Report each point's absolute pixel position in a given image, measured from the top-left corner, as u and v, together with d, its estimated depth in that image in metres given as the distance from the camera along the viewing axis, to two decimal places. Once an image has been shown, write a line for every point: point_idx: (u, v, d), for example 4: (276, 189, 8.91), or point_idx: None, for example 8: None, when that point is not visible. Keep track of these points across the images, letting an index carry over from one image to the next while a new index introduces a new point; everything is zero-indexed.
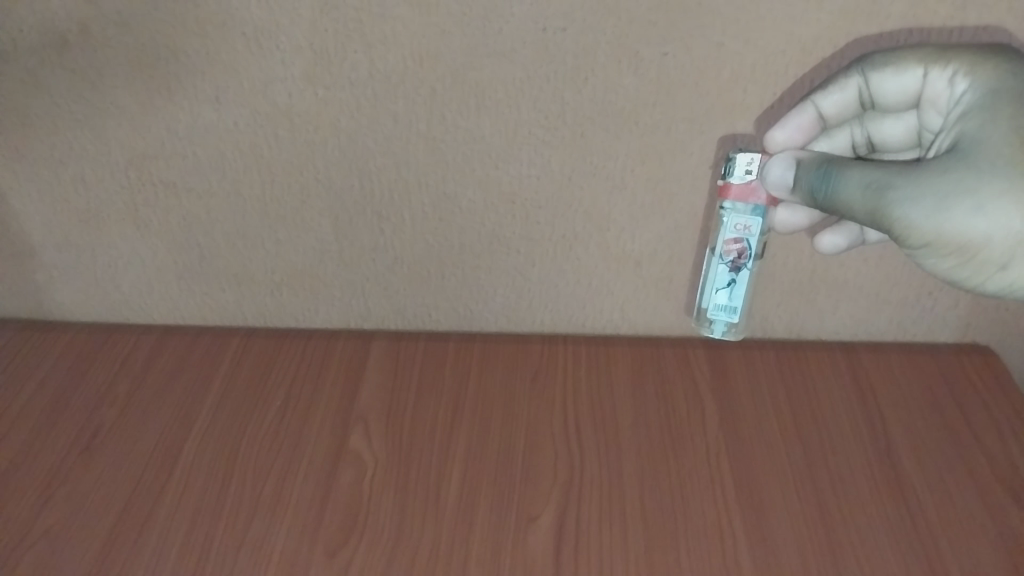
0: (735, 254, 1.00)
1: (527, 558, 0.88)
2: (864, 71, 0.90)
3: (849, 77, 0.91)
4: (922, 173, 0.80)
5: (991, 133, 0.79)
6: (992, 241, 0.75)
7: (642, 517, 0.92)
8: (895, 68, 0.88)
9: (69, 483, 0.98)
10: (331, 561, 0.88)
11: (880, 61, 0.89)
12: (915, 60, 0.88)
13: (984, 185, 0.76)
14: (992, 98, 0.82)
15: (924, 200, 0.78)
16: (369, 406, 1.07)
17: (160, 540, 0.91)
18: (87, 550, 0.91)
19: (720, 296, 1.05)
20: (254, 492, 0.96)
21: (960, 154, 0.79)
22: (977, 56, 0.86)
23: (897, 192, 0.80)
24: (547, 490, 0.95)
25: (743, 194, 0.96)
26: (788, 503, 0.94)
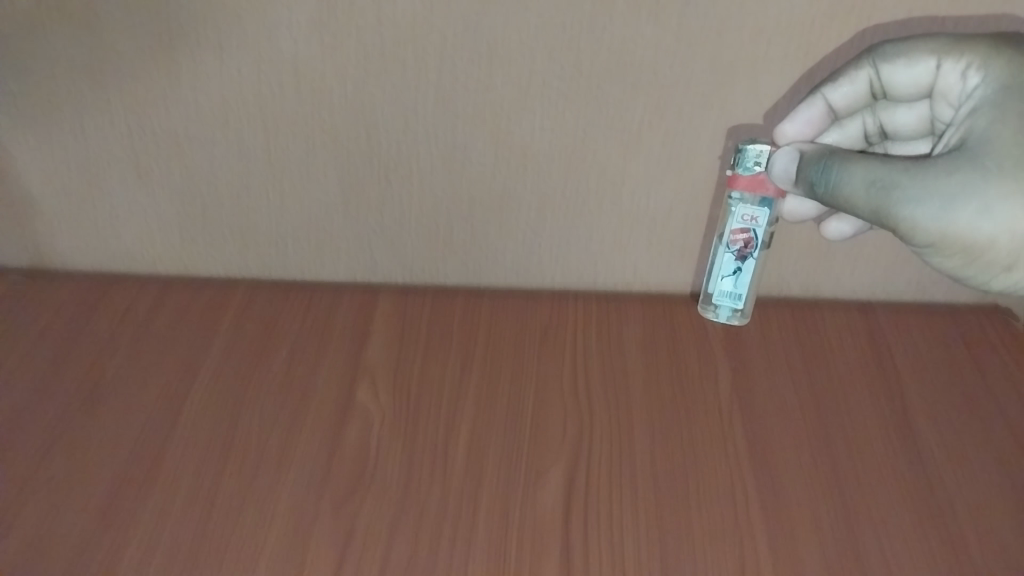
0: (741, 244, 1.00)
1: (536, 513, 0.87)
2: (874, 63, 0.87)
3: (858, 70, 0.88)
4: (929, 173, 0.75)
5: (999, 134, 0.75)
6: (997, 244, 0.73)
7: (653, 474, 0.91)
8: (905, 60, 0.85)
9: (74, 436, 0.97)
10: (338, 514, 0.87)
11: (889, 53, 0.86)
12: (927, 51, 0.84)
13: (991, 189, 0.72)
14: (1003, 94, 0.78)
15: (931, 201, 0.74)
16: (377, 361, 1.05)
17: (166, 489, 0.91)
18: (91, 503, 0.89)
19: (725, 283, 1.04)
20: (261, 444, 0.95)
21: (966, 155, 0.75)
22: (991, 47, 0.81)
23: (904, 193, 0.75)
24: (556, 446, 0.94)
25: (752, 185, 0.94)
26: (799, 462, 0.93)
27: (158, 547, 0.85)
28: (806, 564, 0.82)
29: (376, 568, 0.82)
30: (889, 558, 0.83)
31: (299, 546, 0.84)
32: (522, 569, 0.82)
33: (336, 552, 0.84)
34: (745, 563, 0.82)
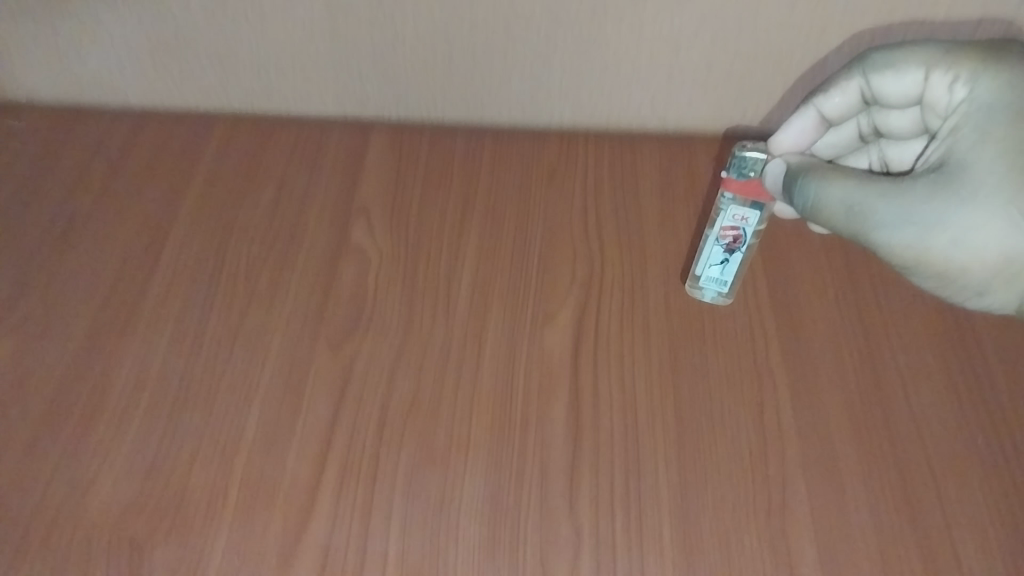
0: (730, 239, 0.82)
1: (544, 356, 0.82)
2: (864, 74, 0.73)
3: (847, 79, 0.74)
4: (908, 195, 0.64)
5: (987, 154, 0.63)
6: (969, 272, 0.63)
7: (668, 318, 0.86)
8: (893, 70, 0.71)
9: (50, 271, 0.90)
10: (334, 356, 0.82)
11: (882, 61, 0.72)
12: (915, 63, 0.70)
13: (972, 220, 0.62)
14: (986, 116, 0.65)
15: (906, 227, 0.63)
16: (372, 200, 0.97)
17: (149, 330, 0.85)
18: (72, 340, 0.84)
19: (710, 270, 0.85)
20: (249, 284, 0.89)
21: (950, 176, 0.64)
22: (985, 57, 0.68)
23: (874, 216, 0.65)
24: (565, 287, 0.88)
25: (746, 191, 0.78)
26: (822, 309, 0.88)
27: (145, 386, 0.80)
28: (825, 411, 0.79)
29: (376, 409, 0.78)
30: (911, 407, 0.80)
31: (294, 387, 0.80)
32: (529, 413, 0.78)
33: (334, 394, 0.79)
34: (763, 409, 0.79)
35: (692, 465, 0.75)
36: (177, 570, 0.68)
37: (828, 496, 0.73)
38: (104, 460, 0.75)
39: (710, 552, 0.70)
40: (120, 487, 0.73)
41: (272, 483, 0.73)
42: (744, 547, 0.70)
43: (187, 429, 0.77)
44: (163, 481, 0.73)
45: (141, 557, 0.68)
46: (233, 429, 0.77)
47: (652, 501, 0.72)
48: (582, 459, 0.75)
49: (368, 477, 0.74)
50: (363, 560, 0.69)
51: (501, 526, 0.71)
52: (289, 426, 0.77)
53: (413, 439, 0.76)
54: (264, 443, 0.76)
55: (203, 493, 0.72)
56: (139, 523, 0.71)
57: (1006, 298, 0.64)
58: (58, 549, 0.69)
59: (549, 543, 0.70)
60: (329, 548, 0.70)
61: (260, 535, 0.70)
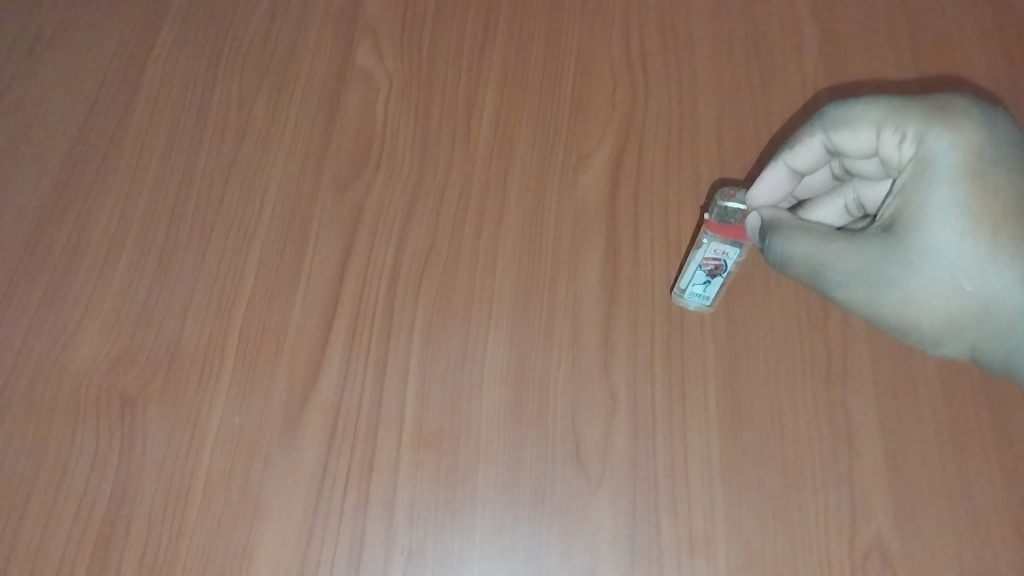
0: (711, 266, 0.63)
1: (578, 200, 0.72)
2: (824, 131, 0.58)
3: (808, 137, 0.60)
4: (866, 250, 0.52)
5: (938, 207, 0.49)
6: (925, 324, 0.51)
7: (719, 157, 0.75)
8: (848, 129, 0.56)
9: (17, 81, 0.78)
10: (341, 196, 0.72)
11: (838, 118, 0.57)
12: (868, 123, 0.56)
13: (922, 286, 0.50)
14: (933, 176, 0.50)
15: (858, 285, 0.52)
16: (379, 11, 0.84)
17: (132, 161, 0.74)
18: (47, 166, 0.73)
19: (694, 286, 0.65)
20: (242, 112, 0.77)
21: (897, 235, 0.51)
22: (934, 114, 0.52)
23: (838, 271, 0.54)
24: (601, 123, 0.77)
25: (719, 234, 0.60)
26: None
27: (131, 223, 0.71)
28: None
29: (389, 257, 0.70)
30: None
31: (297, 230, 0.71)
32: (561, 264, 0.69)
33: (340, 242, 0.70)
34: None
35: (743, 323, 0.67)
36: (176, 428, 0.62)
37: (892, 362, 0.66)
38: (89, 306, 0.67)
39: (759, 420, 0.63)
40: (108, 335, 0.66)
41: (277, 336, 0.66)
42: (796, 417, 0.63)
43: (180, 273, 0.69)
44: (155, 330, 0.66)
45: (135, 412, 0.62)
46: (231, 275, 0.69)
47: (697, 362, 0.65)
48: (620, 314, 0.67)
49: (382, 331, 0.66)
50: (379, 420, 0.63)
51: (529, 387, 0.64)
52: (293, 273, 0.69)
53: (431, 289, 0.68)
54: (266, 292, 0.68)
55: (200, 345, 0.65)
56: (132, 376, 0.64)
57: (964, 350, 0.51)
58: (45, 401, 0.63)
59: (582, 406, 0.64)
60: (341, 407, 0.63)
61: (265, 392, 0.64)
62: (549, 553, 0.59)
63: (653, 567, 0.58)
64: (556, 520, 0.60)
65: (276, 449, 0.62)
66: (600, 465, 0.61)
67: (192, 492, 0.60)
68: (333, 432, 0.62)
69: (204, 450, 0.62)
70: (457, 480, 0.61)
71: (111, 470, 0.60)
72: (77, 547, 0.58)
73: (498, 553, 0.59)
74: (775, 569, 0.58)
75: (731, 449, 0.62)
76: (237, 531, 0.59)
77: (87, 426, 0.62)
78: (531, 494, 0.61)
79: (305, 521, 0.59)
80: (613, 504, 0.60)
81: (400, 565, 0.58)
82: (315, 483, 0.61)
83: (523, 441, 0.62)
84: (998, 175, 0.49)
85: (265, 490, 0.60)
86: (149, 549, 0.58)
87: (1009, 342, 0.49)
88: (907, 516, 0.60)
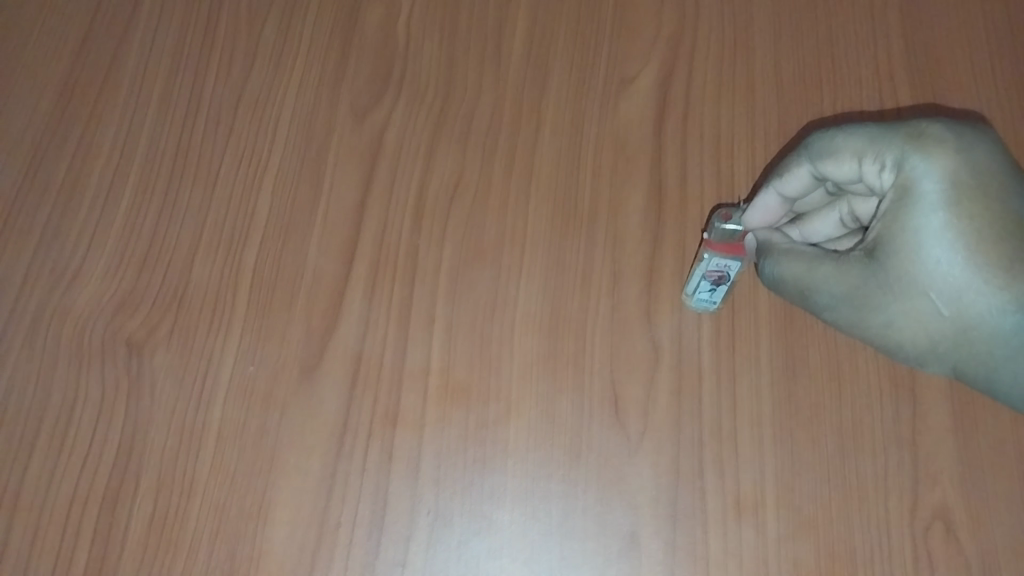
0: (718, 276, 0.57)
1: (619, 131, 0.66)
2: (811, 162, 0.55)
3: (795, 166, 0.56)
4: (853, 275, 0.52)
5: (923, 235, 0.49)
6: (908, 349, 0.52)
7: (776, 83, 0.68)
8: (832, 159, 0.54)
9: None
10: (360, 124, 0.66)
11: (823, 147, 0.54)
12: (851, 153, 0.53)
13: (907, 311, 0.50)
14: (910, 205, 0.50)
15: (846, 308, 0.53)
16: None
17: (134, 85, 0.68)
18: (44, 86, 0.68)
19: (704, 288, 0.58)
20: (252, 30, 0.70)
21: (880, 261, 0.51)
22: (912, 142, 0.51)
23: (827, 295, 0.54)
24: (646, 43, 0.69)
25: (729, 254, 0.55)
26: (973, 76, 0.69)
27: (134, 153, 0.66)
28: None
29: (413, 192, 0.64)
30: None
31: (313, 162, 0.65)
32: (599, 202, 0.64)
33: (359, 176, 0.65)
34: None
35: None
36: (186, 377, 0.58)
37: None
38: (92, 242, 0.62)
39: (815, 376, 0.58)
40: (113, 275, 0.61)
41: (292, 278, 0.61)
42: (855, 373, 0.58)
43: (188, 208, 0.64)
44: (162, 270, 0.62)
45: (142, 360, 0.59)
46: (243, 210, 0.64)
47: (748, 312, 0.60)
48: (664, 258, 0.62)
49: (406, 274, 0.61)
50: (402, 371, 0.58)
51: (564, 336, 0.59)
52: (309, 209, 0.64)
53: (458, 228, 0.63)
54: (279, 230, 0.63)
55: (210, 287, 0.61)
56: (138, 319, 0.60)
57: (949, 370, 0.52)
58: (48, 344, 0.59)
59: (622, 358, 0.59)
60: (362, 356, 0.59)
61: (280, 339, 0.59)
62: (585, 516, 0.55)
63: (696, 533, 0.54)
64: (592, 482, 0.56)
65: (292, 400, 0.58)
66: (640, 422, 0.57)
67: (203, 445, 0.57)
68: (353, 383, 0.58)
69: (216, 401, 0.58)
70: (486, 437, 0.57)
71: (119, 419, 0.57)
72: (86, 499, 0.55)
73: (530, 516, 0.55)
74: (828, 537, 0.54)
75: (783, 407, 0.57)
76: (252, 488, 0.56)
77: (92, 372, 0.58)
78: (566, 452, 0.56)
79: (324, 477, 0.56)
80: (655, 466, 0.56)
81: (425, 527, 0.55)
82: (334, 437, 0.57)
83: (558, 396, 0.58)
84: (980, 199, 0.49)
85: (281, 444, 0.57)
86: (161, 504, 0.55)
87: (991, 365, 0.50)
88: (975, 483, 0.56)
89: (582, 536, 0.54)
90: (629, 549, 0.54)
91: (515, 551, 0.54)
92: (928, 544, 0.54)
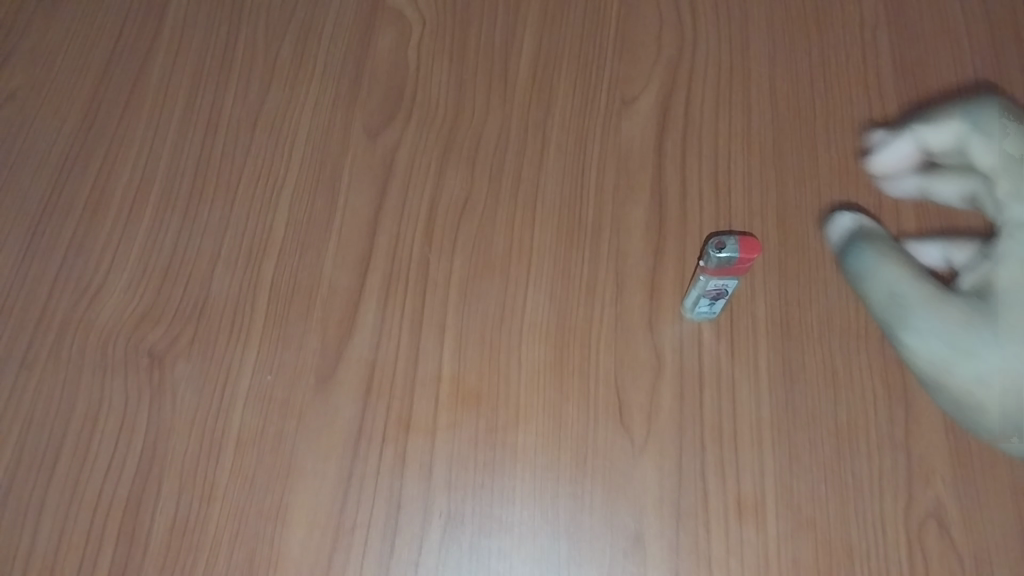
0: (715, 292, 0.59)
1: (621, 148, 0.69)
2: (970, 123, 0.65)
3: (949, 118, 0.66)
4: (955, 313, 0.58)
5: None
6: (977, 392, 0.57)
7: (771, 101, 0.71)
8: (986, 131, 0.64)
9: (35, 18, 0.74)
10: (373, 144, 0.69)
11: (985, 124, 0.64)
12: (1010, 146, 0.63)
13: (992, 360, 0.56)
14: None
15: (948, 342, 0.57)
16: None
17: (156, 107, 0.71)
18: (69, 110, 0.71)
19: (703, 304, 0.60)
20: (269, 54, 0.73)
21: (1001, 305, 0.57)
22: None
23: (940, 332, 0.58)
24: (647, 65, 0.72)
25: (729, 272, 0.57)
26: (959, 94, 0.72)
27: (156, 172, 0.68)
28: None
29: (424, 208, 0.67)
30: None
31: (328, 179, 0.68)
32: (603, 216, 0.66)
33: (373, 192, 0.67)
34: (882, 215, 0.66)
35: (796, 280, 0.64)
36: (206, 385, 0.61)
37: None
38: (115, 259, 0.65)
39: (812, 382, 0.60)
40: (135, 289, 0.64)
41: (308, 290, 0.64)
42: (851, 379, 0.60)
43: (207, 225, 0.66)
44: (182, 284, 0.64)
45: (164, 369, 0.61)
46: (261, 226, 0.66)
47: (747, 320, 0.62)
48: (665, 270, 0.64)
49: (417, 286, 0.64)
50: (414, 378, 0.61)
51: (570, 345, 0.62)
52: (324, 224, 0.66)
53: (468, 242, 0.65)
54: (296, 244, 0.65)
55: (229, 300, 0.63)
56: (160, 331, 0.62)
57: (1000, 429, 0.57)
58: (73, 356, 0.61)
59: (626, 366, 0.61)
60: (375, 364, 0.61)
61: (297, 348, 0.62)
62: (592, 517, 0.57)
63: (699, 534, 0.56)
64: (599, 484, 0.58)
65: (309, 407, 0.60)
66: (644, 426, 0.59)
67: (223, 452, 0.59)
68: (367, 391, 0.60)
69: (235, 408, 0.60)
70: (496, 441, 0.59)
71: (140, 427, 0.59)
72: (109, 505, 0.57)
73: (539, 517, 0.57)
74: (827, 537, 0.56)
75: (782, 411, 0.59)
76: (271, 491, 0.58)
77: (115, 382, 0.60)
78: (573, 456, 0.58)
79: (340, 481, 0.58)
80: (659, 467, 0.58)
81: (438, 528, 0.56)
82: (350, 443, 0.59)
83: (564, 402, 0.60)
84: None
85: (298, 450, 0.59)
86: (182, 508, 0.57)
87: None
88: (967, 483, 0.58)
89: (589, 536, 0.56)
90: (635, 548, 0.56)
91: (525, 551, 0.56)
92: (923, 542, 0.56)
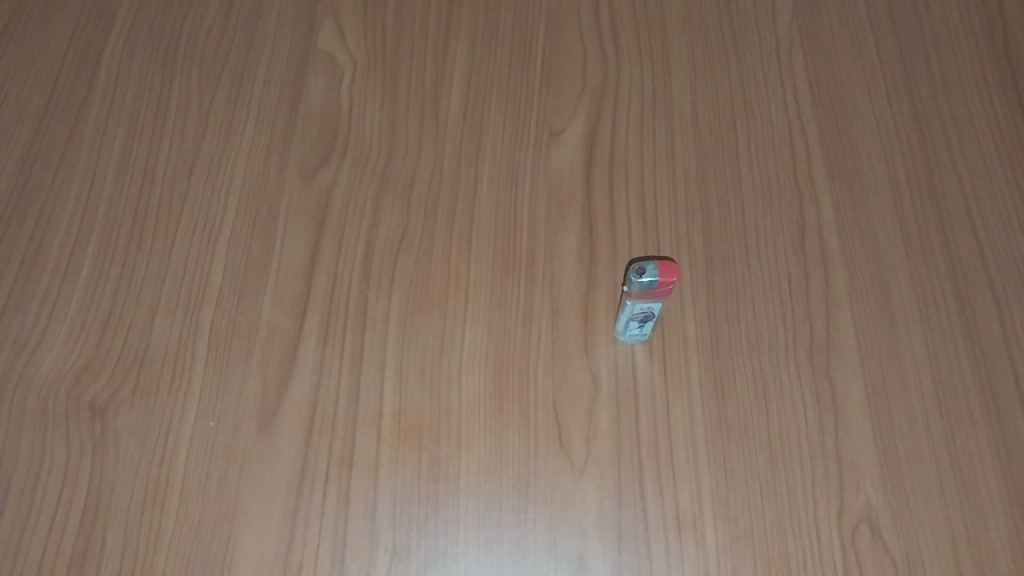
0: (642, 314, 0.61)
1: (551, 179, 0.71)
2: None
3: None
4: None
5: None
6: None
7: (693, 127, 0.74)
8: None
9: None
10: (309, 186, 0.70)
11: None
12: None
13: None
14: None
15: None
16: None
17: (91, 160, 0.72)
18: (3, 167, 0.71)
19: (631, 326, 0.62)
20: (204, 103, 0.74)
21: None
22: None
23: None
24: (573, 96, 0.75)
25: (654, 295, 0.59)
26: (872, 110, 0.75)
27: (92, 225, 0.69)
28: (874, 233, 0.69)
29: (360, 248, 0.68)
30: (976, 226, 0.69)
31: (264, 223, 0.69)
32: (536, 246, 0.68)
33: (309, 234, 0.68)
34: (806, 232, 0.69)
35: (723, 298, 0.66)
36: (149, 434, 0.61)
37: (876, 332, 0.65)
38: (53, 313, 0.65)
39: (743, 396, 0.62)
40: (75, 342, 0.64)
41: (248, 334, 0.64)
42: (781, 391, 0.62)
43: (145, 275, 0.67)
44: (122, 335, 0.64)
45: (106, 420, 0.61)
46: (198, 273, 0.67)
47: (678, 340, 0.64)
48: (598, 295, 0.66)
49: (357, 325, 0.65)
50: (356, 416, 0.61)
51: (508, 374, 0.63)
52: (262, 268, 0.67)
53: (405, 278, 0.67)
54: (234, 289, 0.66)
55: (170, 348, 0.64)
56: (101, 383, 0.62)
57: None
58: (12, 413, 0.61)
59: (563, 392, 0.62)
60: (316, 405, 0.62)
61: (238, 393, 0.62)
62: (535, 542, 0.58)
63: (640, 552, 0.57)
64: (541, 510, 0.59)
65: (251, 451, 0.60)
66: (583, 450, 0.61)
67: (167, 500, 0.59)
68: (310, 431, 0.61)
69: (178, 456, 0.60)
70: (439, 473, 0.60)
71: (83, 480, 0.59)
72: (53, 562, 0.57)
73: (484, 546, 0.58)
74: (764, 547, 0.58)
75: (715, 427, 0.61)
76: (217, 537, 0.58)
77: (56, 437, 0.60)
78: (515, 483, 0.59)
79: (285, 524, 0.58)
80: (599, 489, 0.59)
81: (384, 563, 0.57)
82: (293, 483, 0.59)
83: (505, 430, 0.61)
84: None
85: (242, 494, 0.59)
86: (126, 560, 0.57)
87: None
88: (895, 487, 0.60)
89: (534, 561, 0.57)
90: (579, 570, 0.57)
91: None
92: (855, 545, 0.58)
